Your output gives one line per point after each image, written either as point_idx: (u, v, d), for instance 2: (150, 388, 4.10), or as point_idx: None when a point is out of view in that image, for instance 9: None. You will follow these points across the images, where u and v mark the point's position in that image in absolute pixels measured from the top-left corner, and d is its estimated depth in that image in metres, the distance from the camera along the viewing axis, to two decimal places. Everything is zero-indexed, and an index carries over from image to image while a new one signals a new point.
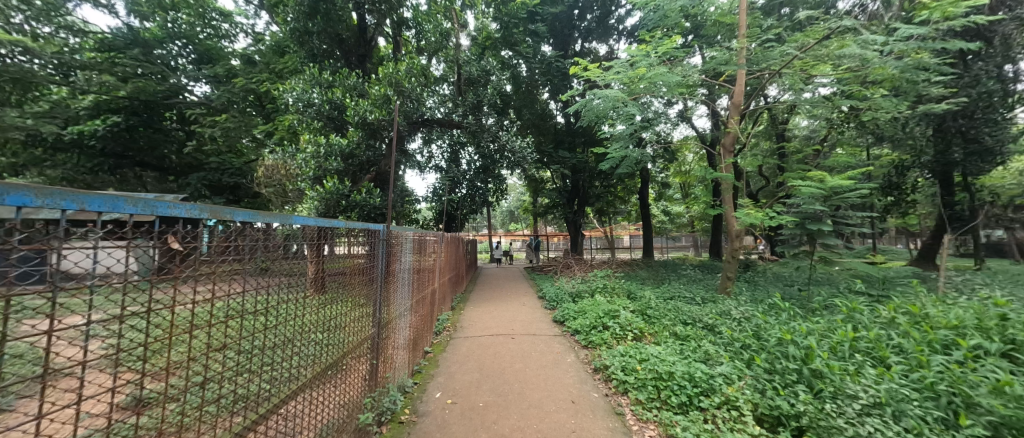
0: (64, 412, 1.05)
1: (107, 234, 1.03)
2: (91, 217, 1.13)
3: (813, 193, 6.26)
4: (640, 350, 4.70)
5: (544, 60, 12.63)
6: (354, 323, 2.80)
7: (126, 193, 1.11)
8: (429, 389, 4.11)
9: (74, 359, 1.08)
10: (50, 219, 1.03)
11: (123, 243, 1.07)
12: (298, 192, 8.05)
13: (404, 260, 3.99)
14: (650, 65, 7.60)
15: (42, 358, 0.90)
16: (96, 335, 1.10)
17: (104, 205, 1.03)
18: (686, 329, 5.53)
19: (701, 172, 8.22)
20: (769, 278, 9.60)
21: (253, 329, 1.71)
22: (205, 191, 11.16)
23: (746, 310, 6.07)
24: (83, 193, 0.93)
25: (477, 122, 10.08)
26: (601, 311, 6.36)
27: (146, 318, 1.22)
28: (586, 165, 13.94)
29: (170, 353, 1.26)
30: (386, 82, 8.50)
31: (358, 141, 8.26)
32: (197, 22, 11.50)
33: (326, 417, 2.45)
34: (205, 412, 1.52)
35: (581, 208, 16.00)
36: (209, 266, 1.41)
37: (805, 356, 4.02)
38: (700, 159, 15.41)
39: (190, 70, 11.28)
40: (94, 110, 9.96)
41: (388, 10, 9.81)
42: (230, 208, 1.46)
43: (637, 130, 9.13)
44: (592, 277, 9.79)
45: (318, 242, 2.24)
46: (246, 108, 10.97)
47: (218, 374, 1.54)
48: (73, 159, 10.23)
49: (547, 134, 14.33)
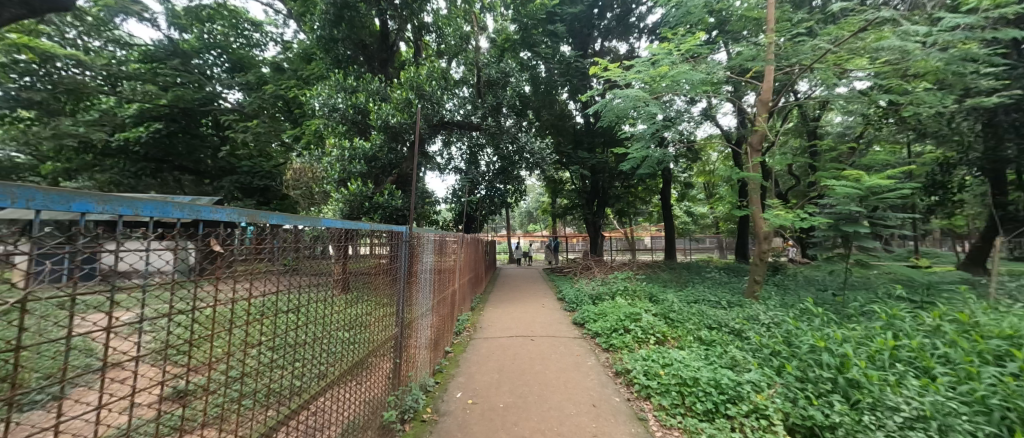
0: (120, 402, 1.13)
1: (157, 237, 1.11)
2: (144, 220, 1.22)
3: (849, 193, 5.99)
4: (662, 355, 4.61)
5: (563, 60, 12.55)
6: (378, 323, 2.87)
7: (173, 197, 1.18)
8: (450, 388, 4.15)
9: (128, 352, 1.15)
10: (106, 221, 1.12)
11: (170, 244, 1.14)
12: (324, 194, 8.37)
13: (426, 261, 4.06)
14: (673, 63, 7.46)
15: (100, 352, 0.97)
16: (148, 331, 1.18)
17: (155, 210, 1.11)
18: (712, 334, 5.38)
19: (727, 171, 7.98)
20: (798, 282, 9.24)
21: (285, 327, 1.78)
22: (237, 193, 11.73)
23: (775, 315, 5.85)
24: (136, 199, 1.00)
25: (497, 124, 10.21)
26: (622, 314, 6.25)
27: (191, 315, 1.29)
28: (606, 166, 13.77)
29: (210, 349, 1.33)
30: (407, 86, 8.69)
31: (381, 144, 8.44)
32: (231, 33, 12.54)
33: (352, 413, 2.52)
34: (241, 406, 1.59)
35: (601, 209, 15.75)
36: (244, 267, 1.48)
37: (840, 364, 3.83)
38: (725, 158, 14.96)
39: (225, 78, 11.78)
40: (138, 118, 10.34)
41: (409, 15, 9.93)
42: (265, 212, 1.53)
43: (659, 129, 8.96)
44: (613, 279, 9.68)
45: (343, 242, 2.29)
46: (276, 113, 11.43)
47: (253, 370, 1.61)
48: (119, 164, 10.97)
49: (566, 134, 14.25)
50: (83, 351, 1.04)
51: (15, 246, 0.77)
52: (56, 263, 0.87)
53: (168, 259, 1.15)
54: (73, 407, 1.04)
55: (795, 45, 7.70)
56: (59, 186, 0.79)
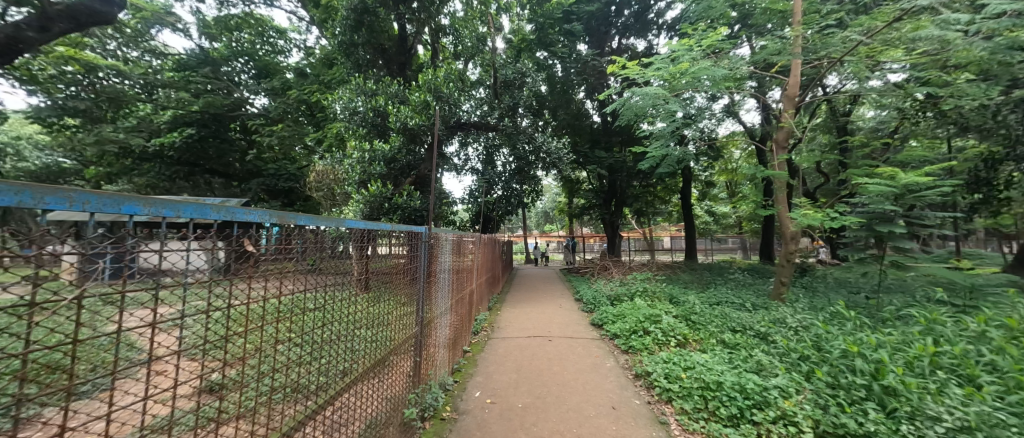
0: (164, 394, 1.19)
1: (196, 238, 1.17)
2: (184, 221, 1.29)
3: (883, 191, 5.72)
4: (684, 358, 4.51)
5: (580, 59, 12.42)
6: (398, 322, 2.91)
7: (210, 200, 1.24)
8: (469, 387, 4.18)
9: (170, 348, 1.22)
10: (150, 224, 1.19)
11: (208, 245, 1.20)
12: (344, 195, 8.64)
13: (444, 261, 4.11)
14: (693, 59, 7.31)
15: (146, 345, 1.04)
16: (188, 327, 1.25)
17: (194, 211, 1.17)
18: (735, 337, 5.24)
19: (751, 169, 7.74)
20: (828, 284, 8.87)
21: (311, 324, 1.83)
22: (263, 195, 12.18)
23: (804, 318, 5.64)
24: (177, 201, 1.06)
25: (513, 124, 10.25)
26: (641, 315, 6.15)
27: (226, 312, 1.36)
28: (623, 165, 13.58)
29: (244, 345, 1.39)
30: (425, 88, 8.80)
31: (399, 146, 8.58)
32: (257, 41, 12.81)
33: (373, 410, 2.57)
34: (271, 400, 1.64)
35: (619, 208, 15.53)
36: (273, 267, 1.54)
37: (875, 371, 3.66)
38: (749, 156, 14.50)
39: (252, 84, 12.22)
40: (173, 123, 10.99)
41: (426, 18, 10.06)
42: (293, 213, 1.59)
43: (679, 127, 8.79)
44: (631, 280, 9.55)
45: (364, 242, 2.35)
46: (299, 117, 11.74)
47: (281, 366, 1.67)
48: (154, 168, 11.49)
49: (583, 133, 14.12)
50: (132, 345, 1.11)
51: (69, 246, 0.82)
52: (108, 265, 0.93)
53: (204, 259, 1.21)
54: (120, 397, 1.11)
55: (824, 37, 7.38)
56: (105, 189, 0.84)
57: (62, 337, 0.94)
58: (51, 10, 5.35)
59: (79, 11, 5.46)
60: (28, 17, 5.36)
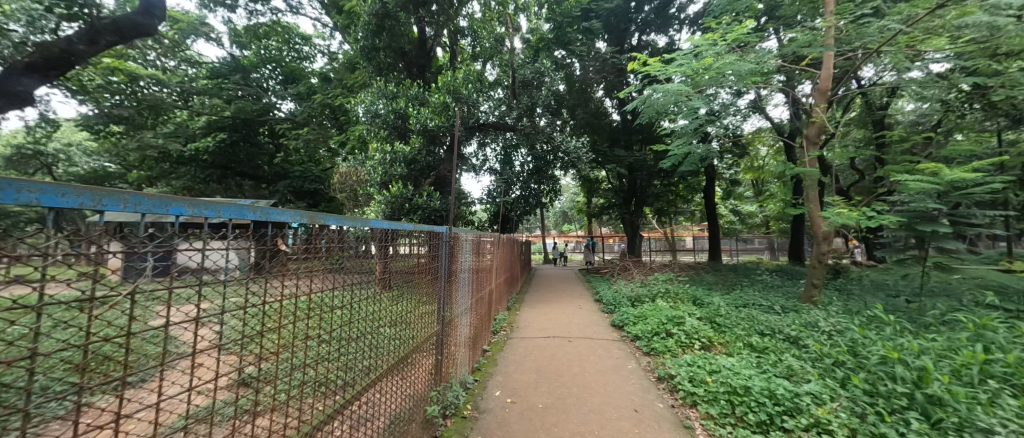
0: (205, 384, 1.27)
1: (233, 238, 1.23)
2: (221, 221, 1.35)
3: (925, 188, 5.39)
4: (709, 361, 4.39)
5: (599, 56, 12.25)
6: (420, 320, 2.97)
7: (246, 200, 1.30)
8: (489, 386, 4.20)
9: (212, 341, 1.30)
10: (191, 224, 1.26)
11: (243, 244, 1.26)
12: (367, 196, 8.85)
13: (464, 261, 4.14)
14: (717, 54, 7.10)
15: (190, 338, 1.10)
16: (227, 322, 1.32)
17: (233, 212, 1.23)
18: (764, 341, 5.05)
19: (779, 166, 7.45)
20: (865, 287, 8.42)
21: (338, 321, 1.89)
22: (290, 197, 12.62)
23: (838, 322, 5.40)
24: (215, 202, 1.11)
25: (532, 124, 10.24)
26: (664, 317, 6.02)
27: (261, 308, 1.43)
28: (644, 164, 13.31)
29: (276, 340, 1.45)
30: (444, 90, 8.87)
31: (419, 147, 8.69)
32: (284, 48, 13.10)
33: (396, 407, 2.62)
34: (302, 393, 1.71)
35: (639, 208, 15.24)
36: (302, 265, 1.59)
37: (917, 379, 3.46)
38: (777, 153, 13.94)
39: (278, 90, 12.91)
40: (206, 129, 11.62)
41: (445, 21, 10.17)
42: (321, 213, 1.65)
43: (702, 124, 8.56)
44: (653, 281, 9.35)
45: (386, 242, 2.40)
46: (323, 121, 12.04)
47: (309, 361, 1.73)
48: (190, 171, 12.15)
49: (602, 132, 13.92)
50: (178, 338, 1.19)
51: (122, 246, 0.89)
52: (157, 263, 1.00)
53: (240, 257, 1.27)
54: (168, 386, 1.19)
55: (859, 27, 7.03)
56: (151, 191, 0.89)
57: (119, 330, 1.02)
58: (99, 24, 5.69)
59: (123, 24, 5.81)
60: (79, 32, 5.69)
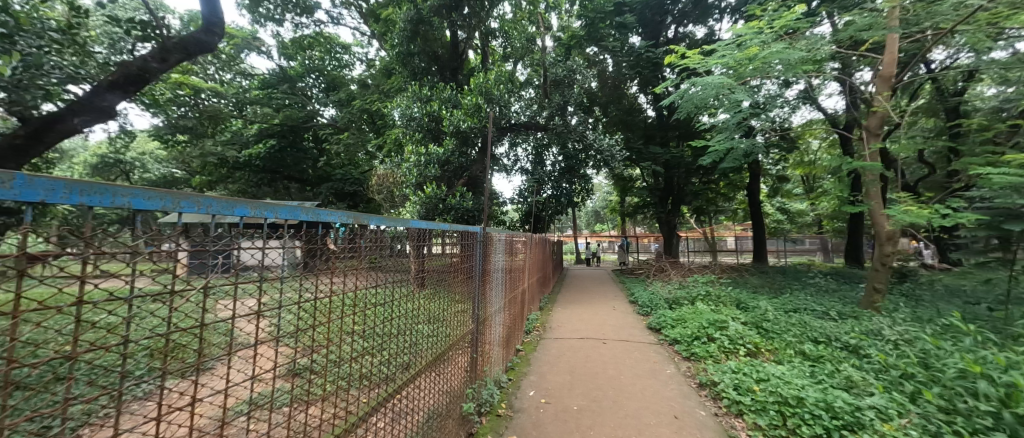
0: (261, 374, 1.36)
1: (286, 237, 1.32)
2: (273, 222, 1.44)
3: (1012, 182, 4.79)
4: (756, 369, 4.15)
5: (633, 51, 11.88)
6: (455, 318, 3.03)
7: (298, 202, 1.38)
8: (523, 386, 4.20)
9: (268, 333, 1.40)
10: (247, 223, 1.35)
11: (294, 243, 1.35)
12: (403, 197, 9.15)
13: (497, 260, 4.17)
14: (763, 43, 6.68)
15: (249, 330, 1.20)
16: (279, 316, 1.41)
17: (287, 214, 1.32)
18: (819, 349, 4.70)
19: (835, 161, 6.91)
20: (937, 292, 7.61)
21: (379, 317, 1.98)
22: (332, 198, 13.33)
23: (906, 330, 4.91)
24: (272, 205, 1.19)
25: (563, 123, 10.12)
26: (705, 321, 5.76)
27: (310, 304, 1.51)
28: (682, 161, 12.77)
29: (325, 335, 1.54)
30: (477, 92, 8.98)
31: (452, 148, 8.85)
32: (326, 57, 13.90)
33: (434, 402, 2.69)
34: (347, 386, 1.79)
35: (676, 207, 14.65)
36: (348, 264, 1.68)
37: (1006, 396, 3.07)
38: (831, 146, 12.90)
39: (321, 96, 13.47)
40: (259, 136, 12.54)
41: (477, 23, 10.28)
42: (364, 213, 1.72)
43: (745, 117, 8.11)
44: (692, 283, 8.97)
45: (422, 241, 2.47)
46: (362, 125, 12.52)
47: (352, 356, 1.80)
48: (245, 175, 13.18)
49: (637, 129, 13.50)
50: (240, 330, 1.29)
51: (190, 246, 0.98)
52: (218, 261, 1.09)
53: (289, 256, 1.36)
54: (231, 374, 1.29)
55: (929, 5, 6.36)
56: (210, 194, 0.95)
57: (194, 321, 1.13)
58: (169, 43, 6.21)
59: (189, 42, 6.36)
60: (151, 52, 6.15)
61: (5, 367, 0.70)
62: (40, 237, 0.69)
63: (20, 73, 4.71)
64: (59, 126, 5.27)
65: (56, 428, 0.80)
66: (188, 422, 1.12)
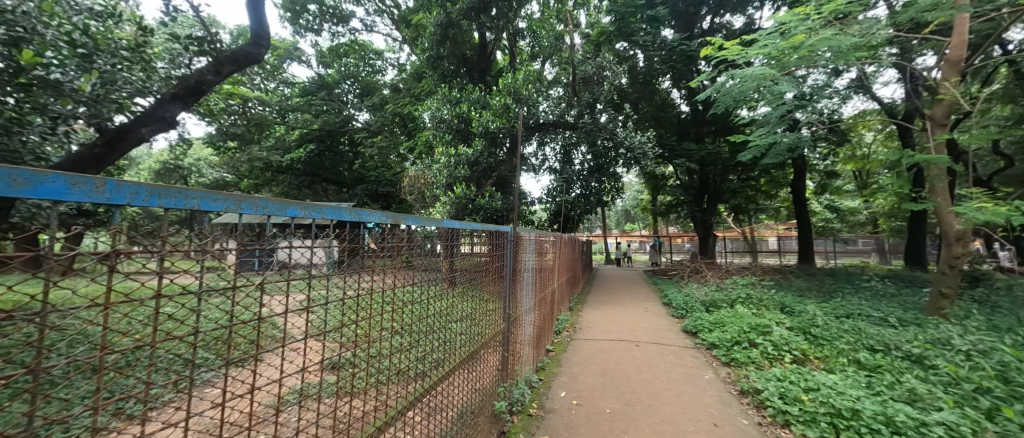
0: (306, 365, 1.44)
1: (327, 237, 1.38)
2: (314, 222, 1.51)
3: None
4: (804, 377, 3.91)
5: (665, 45, 11.51)
6: (486, 317, 3.06)
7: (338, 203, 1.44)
8: (554, 386, 4.17)
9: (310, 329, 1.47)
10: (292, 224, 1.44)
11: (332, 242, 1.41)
12: (434, 197, 9.36)
13: (526, 260, 4.16)
14: (810, 30, 6.26)
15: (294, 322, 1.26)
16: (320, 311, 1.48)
17: (329, 214, 1.39)
18: (876, 357, 4.36)
19: (892, 154, 6.38)
20: (1016, 299, 6.83)
21: (413, 315, 2.03)
22: (367, 199, 13.84)
23: (981, 340, 4.44)
24: (316, 205, 1.26)
25: (593, 121, 9.97)
26: (746, 325, 5.50)
27: (350, 300, 1.58)
28: (718, 157, 12.17)
29: (365, 330, 1.60)
30: (505, 92, 9.03)
31: (481, 149, 8.94)
32: (360, 64, 14.51)
33: (466, 399, 2.74)
34: (382, 381, 1.85)
35: (712, 205, 14.05)
36: (383, 262, 1.73)
37: None
38: (888, 138, 11.89)
39: (356, 101, 14.01)
40: (300, 141, 13.25)
41: (505, 24, 10.34)
42: (398, 212, 1.78)
43: (789, 110, 7.64)
44: (731, 286, 8.57)
45: (455, 241, 2.51)
46: (395, 128, 12.92)
47: (387, 352, 1.86)
48: (287, 178, 13.96)
49: (669, 125, 13.07)
50: (289, 325, 1.37)
51: (245, 245, 1.06)
52: (268, 259, 1.17)
53: (328, 255, 1.42)
54: (281, 365, 1.37)
55: None
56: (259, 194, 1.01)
57: (249, 316, 1.21)
58: (222, 57, 6.70)
59: (240, 55, 6.87)
60: (206, 65, 6.62)
61: (101, 353, 0.79)
62: (122, 237, 0.76)
63: (97, 89, 5.16)
64: (130, 135, 5.62)
65: (139, 411, 0.88)
66: (248, 408, 1.21)
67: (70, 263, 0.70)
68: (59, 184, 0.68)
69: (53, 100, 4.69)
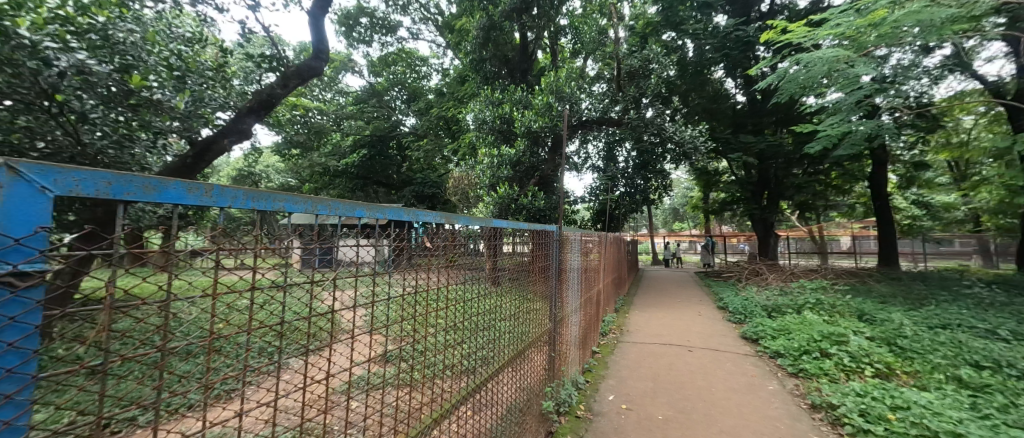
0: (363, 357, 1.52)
1: (381, 235, 1.46)
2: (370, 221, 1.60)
3: None
4: (892, 394, 3.48)
5: (718, 32, 10.83)
6: (532, 317, 3.07)
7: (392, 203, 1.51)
8: (602, 389, 4.08)
9: (365, 324, 1.54)
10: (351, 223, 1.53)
11: (385, 240, 1.48)
12: (477, 198, 9.54)
13: (572, 260, 4.11)
14: (893, 3, 5.57)
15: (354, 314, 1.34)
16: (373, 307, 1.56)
17: (384, 215, 1.47)
18: (985, 375, 3.79)
19: (1000, 140, 5.52)
20: None
21: (462, 312, 2.08)
22: (414, 201, 14.38)
23: None
24: (373, 205, 1.34)
25: (639, 116, 9.61)
26: (817, 333, 5.02)
27: (402, 297, 1.63)
28: (780, 149, 11.43)
29: (416, 326, 1.65)
30: (548, 91, 9.00)
31: (524, 149, 8.95)
32: (408, 71, 15.15)
33: (514, 397, 2.77)
34: (433, 376, 1.91)
35: (774, 202, 12.94)
36: (428, 261, 1.76)
37: None
38: (993, 122, 10.26)
39: (403, 107, 14.67)
40: (353, 146, 14.12)
41: (546, 23, 10.32)
42: (445, 211, 1.83)
43: (867, 94, 6.86)
44: (798, 291, 7.85)
45: (499, 240, 2.52)
46: (439, 132, 13.30)
47: (437, 348, 1.91)
48: (342, 182, 14.91)
49: (723, 117, 12.27)
50: (349, 318, 1.45)
51: (312, 242, 1.15)
52: (328, 255, 1.25)
53: (381, 253, 1.49)
54: (343, 355, 1.46)
55: None
56: (322, 195, 1.09)
57: (317, 311, 1.30)
58: (289, 71, 7.34)
59: (303, 69, 7.49)
60: (275, 80, 7.28)
61: (207, 338, 0.90)
62: (218, 235, 0.86)
63: (189, 106, 5.85)
64: (214, 147, 6.29)
65: (237, 391, 1.01)
66: (324, 393, 1.31)
67: (179, 259, 0.81)
68: (178, 190, 0.81)
69: (155, 117, 5.37)
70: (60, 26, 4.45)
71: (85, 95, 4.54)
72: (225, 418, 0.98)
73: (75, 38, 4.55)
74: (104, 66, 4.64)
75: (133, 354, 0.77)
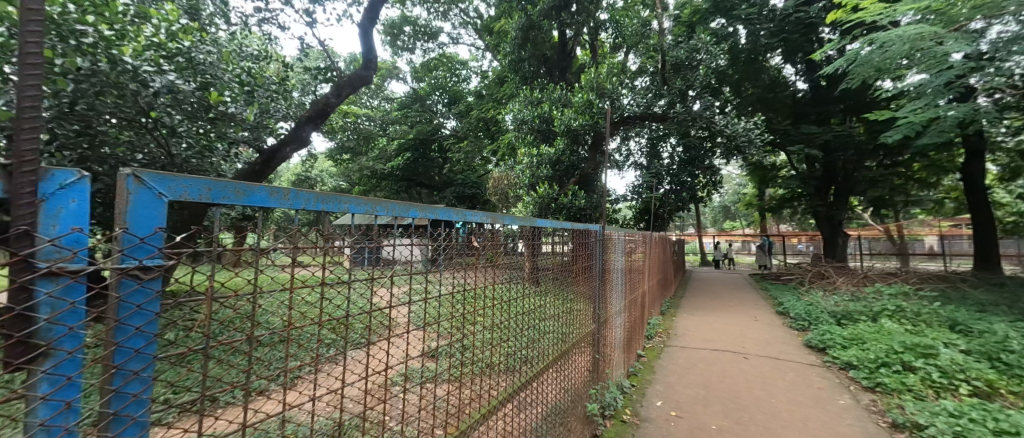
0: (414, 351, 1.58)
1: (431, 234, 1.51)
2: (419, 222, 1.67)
3: None
4: (997, 418, 3.03)
5: (775, 15, 10.06)
6: (573, 317, 3.02)
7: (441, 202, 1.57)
8: (649, 395, 3.93)
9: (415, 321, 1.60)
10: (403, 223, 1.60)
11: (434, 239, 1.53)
12: (517, 197, 9.56)
13: (614, 260, 4.00)
14: None
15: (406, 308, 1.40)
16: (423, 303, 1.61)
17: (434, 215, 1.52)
18: None
19: None
20: None
21: (504, 311, 2.10)
22: (455, 202, 14.66)
23: None
24: (424, 205, 1.40)
25: (686, 109, 9.15)
26: (898, 344, 4.49)
27: (449, 293, 1.67)
28: (850, 139, 10.50)
29: (462, 323, 1.68)
30: (588, 88, 8.85)
31: (563, 147, 8.83)
32: (448, 75, 15.47)
33: (557, 397, 2.75)
34: (478, 372, 1.94)
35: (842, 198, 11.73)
36: (472, 260, 1.79)
37: None
38: None
39: (444, 110, 15.06)
40: (398, 150, 14.72)
41: (586, 18, 10.14)
42: (489, 210, 1.85)
43: (959, 74, 6.03)
44: (873, 297, 7.04)
45: (540, 239, 2.50)
46: (479, 133, 13.46)
47: (480, 345, 1.94)
48: (387, 185, 15.55)
49: (781, 107, 11.35)
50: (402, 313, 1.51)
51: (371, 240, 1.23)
52: (384, 252, 1.32)
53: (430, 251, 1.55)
54: (397, 348, 1.53)
55: None
56: (379, 196, 1.16)
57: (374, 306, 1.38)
58: (342, 81, 7.83)
59: (354, 78, 7.95)
60: (330, 90, 7.79)
61: (285, 328, 0.99)
62: (294, 234, 0.94)
63: (258, 118, 6.45)
64: (277, 155, 6.83)
65: (311, 378, 1.09)
66: (383, 383, 1.38)
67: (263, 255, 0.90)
68: (262, 194, 0.90)
69: (230, 129, 5.92)
70: (155, 51, 5.08)
71: (173, 111, 5.10)
72: (300, 404, 1.06)
73: (166, 62, 5.19)
74: (188, 84, 5.21)
75: (227, 340, 0.86)
